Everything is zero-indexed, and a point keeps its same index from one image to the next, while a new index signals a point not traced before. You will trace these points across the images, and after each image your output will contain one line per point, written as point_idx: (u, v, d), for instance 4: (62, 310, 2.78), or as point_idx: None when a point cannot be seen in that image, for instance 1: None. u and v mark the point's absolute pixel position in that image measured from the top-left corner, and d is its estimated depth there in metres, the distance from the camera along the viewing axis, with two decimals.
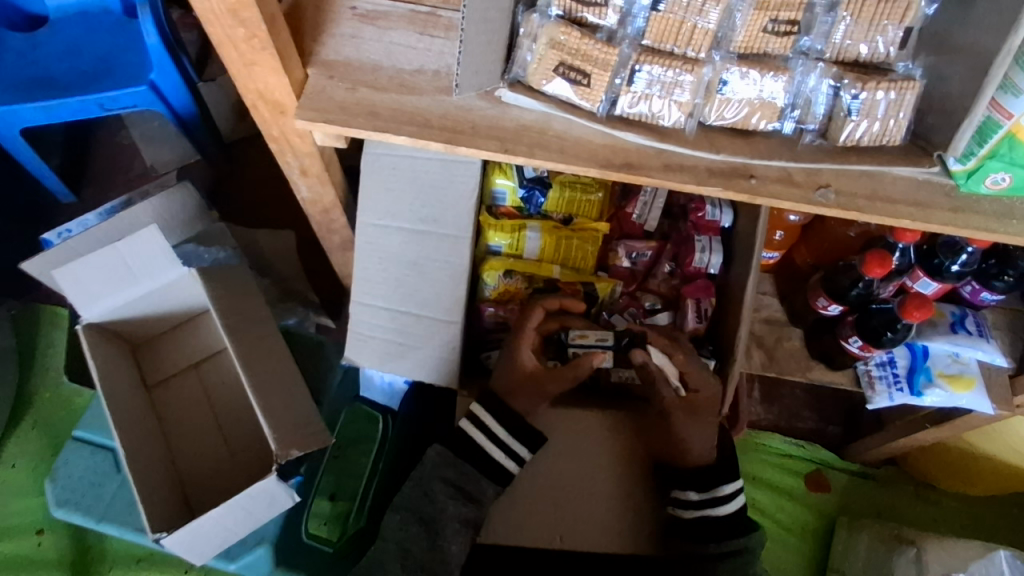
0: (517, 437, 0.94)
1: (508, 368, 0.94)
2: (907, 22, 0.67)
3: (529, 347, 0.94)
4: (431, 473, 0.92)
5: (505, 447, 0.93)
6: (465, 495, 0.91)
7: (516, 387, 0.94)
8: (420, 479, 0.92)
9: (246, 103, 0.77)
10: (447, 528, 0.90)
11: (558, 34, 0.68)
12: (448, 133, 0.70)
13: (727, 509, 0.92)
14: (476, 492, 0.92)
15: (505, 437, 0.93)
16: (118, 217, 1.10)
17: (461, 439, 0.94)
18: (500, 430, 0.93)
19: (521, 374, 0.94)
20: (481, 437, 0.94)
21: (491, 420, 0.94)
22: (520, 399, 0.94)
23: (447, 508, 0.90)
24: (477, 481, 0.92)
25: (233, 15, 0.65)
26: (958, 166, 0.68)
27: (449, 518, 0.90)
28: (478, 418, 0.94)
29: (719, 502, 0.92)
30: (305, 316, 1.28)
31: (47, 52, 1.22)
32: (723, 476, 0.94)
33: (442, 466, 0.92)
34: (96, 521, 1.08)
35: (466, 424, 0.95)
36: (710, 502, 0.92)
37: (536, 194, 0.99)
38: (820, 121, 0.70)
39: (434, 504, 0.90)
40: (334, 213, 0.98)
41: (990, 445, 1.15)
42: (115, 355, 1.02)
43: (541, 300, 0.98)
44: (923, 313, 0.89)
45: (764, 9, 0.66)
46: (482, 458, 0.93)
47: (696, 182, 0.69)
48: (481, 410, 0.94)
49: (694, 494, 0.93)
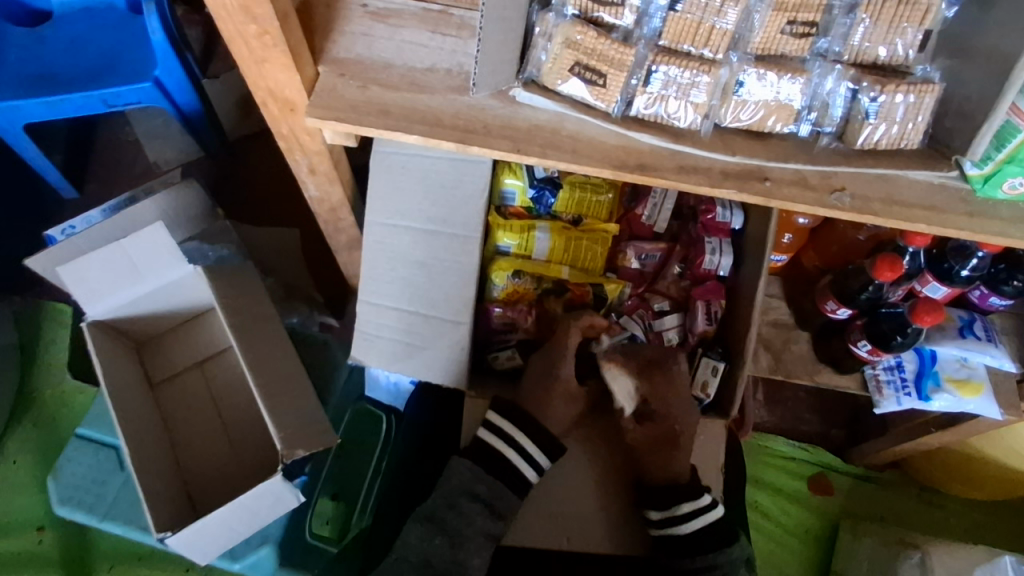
0: (542, 450, 0.94)
1: (541, 385, 0.96)
2: (926, 24, 0.67)
3: (568, 367, 0.96)
4: (460, 488, 0.90)
5: (534, 463, 0.94)
6: (494, 512, 0.90)
7: (547, 400, 0.95)
8: (446, 492, 0.90)
9: (255, 100, 0.76)
10: (470, 542, 0.88)
11: (573, 34, 0.67)
12: (460, 132, 0.70)
13: (689, 527, 0.91)
14: (504, 509, 0.91)
15: (535, 453, 0.94)
16: (122, 214, 1.09)
17: (489, 454, 0.93)
18: (530, 446, 0.93)
19: (559, 393, 0.96)
20: (513, 455, 0.93)
21: (525, 438, 0.93)
22: (551, 406, 0.96)
23: (474, 523, 0.88)
24: (506, 498, 0.91)
25: (245, 11, 0.64)
26: (975, 171, 0.67)
27: (475, 533, 0.88)
28: (510, 436, 0.93)
29: (681, 521, 0.91)
30: (309, 315, 1.26)
31: (52, 47, 1.22)
32: (682, 492, 0.92)
33: (472, 481, 0.91)
34: (99, 518, 1.08)
35: (496, 440, 0.93)
36: (671, 521, 0.92)
37: (546, 195, 0.99)
38: (837, 123, 0.69)
39: (461, 518, 0.88)
40: (341, 212, 0.97)
41: (996, 450, 1.14)
42: (119, 352, 1.02)
43: (570, 318, 0.97)
44: (933, 317, 0.88)
45: (783, 10, 0.66)
46: (512, 475, 0.92)
47: (710, 184, 0.69)
48: (511, 428, 0.93)
49: (656, 514, 0.93)
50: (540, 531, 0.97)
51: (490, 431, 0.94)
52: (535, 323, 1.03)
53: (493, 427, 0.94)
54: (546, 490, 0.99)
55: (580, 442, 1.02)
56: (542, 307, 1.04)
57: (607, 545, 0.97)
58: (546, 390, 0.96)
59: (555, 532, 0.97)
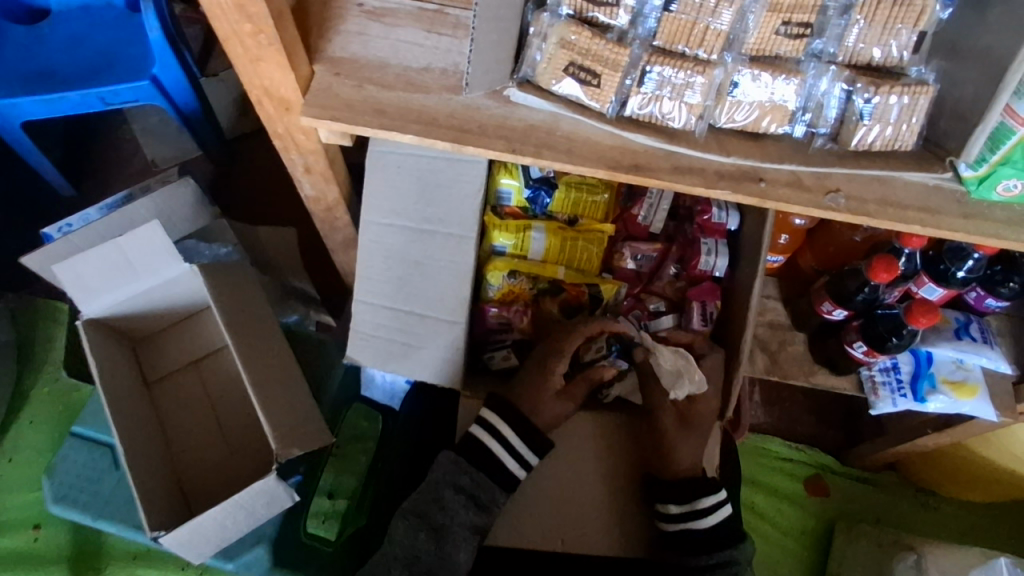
0: (528, 444, 0.94)
1: (535, 384, 0.96)
2: (921, 25, 0.66)
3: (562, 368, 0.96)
4: (445, 480, 0.91)
5: (518, 457, 0.93)
6: (477, 503, 0.90)
7: (539, 404, 0.96)
8: (431, 485, 0.91)
9: (251, 99, 0.76)
10: (454, 536, 0.88)
11: (568, 34, 0.67)
12: (455, 132, 0.70)
13: (709, 521, 0.91)
14: (487, 500, 0.91)
15: (520, 448, 0.93)
16: (118, 213, 1.09)
17: (473, 447, 0.93)
18: (515, 439, 0.93)
19: (549, 393, 0.96)
20: (496, 446, 0.92)
21: (508, 429, 0.93)
22: (540, 404, 0.96)
23: (458, 515, 0.88)
24: (489, 490, 0.91)
25: (240, 10, 0.64)
26: (970, 172, 0.67)
27: (459, 526, 0.88)
28: (494, 427, 0.93)
29: (700, 514, 0.91)
30: (307, 313, 1.26)
31: (48, 45, 1.21)
32: (705, 487, 0.93)
33: (455, 474, 0.91)
34: (94, 518, 1.07)
35: (481, 432, 0.93)
36: (690, 515, 0.91)
37: (542, 195, 0.98)
38: (831, 124, 0.69)
39: (445, 512, 0.89)
40: (337, 211, 0.97)
41: (992, 452, 1.14)
42: (115, 350, 1.01)
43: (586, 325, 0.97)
44: (929, 318, 0.88)
45: (778, 11, 0.66)
46: (495, 468, 0.92)
47: (705, 184, 0.69)
48: (497, 420, 0.93)
49: (675, 507, 0.91)
50: (536, 531, 0.97)
51: (478, 425, 0.95)
52: (530, 322, 1.04)
53: (481, 420, 0.95)
54: (542, 490, 0.98)
55: (575, 443, 1.01)
56: (537, 307, 1.04)
57: (603, 545, 0.96)
58: (539, 387, 0.96)
59: (551, 532, 0.96)
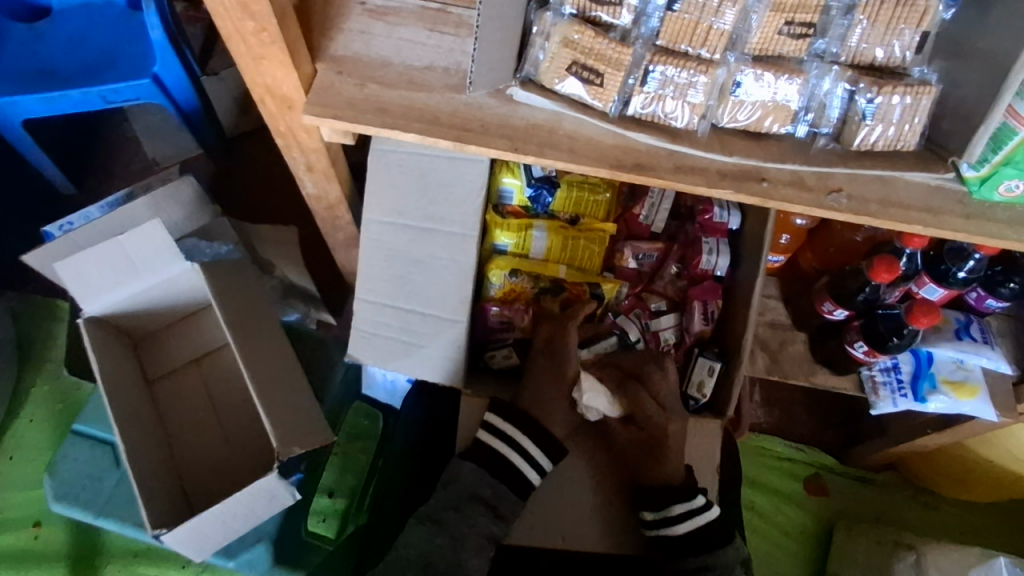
0: (544, 452, 0.95)
1: (545, 387, 0.96)
2: (923, 25, 0.67)
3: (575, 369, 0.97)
4: (466, 490, 0.90)
5: (535, 466, 0.94)
6: (497, 514, 0.90)
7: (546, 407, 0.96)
8: (451, 494, 0.90)
9: (253, 96, 0.76)
10: (471, 544, 0.87)
11: (572, 33, 0.67)
12: (458, 131, 0.70)
13: (682, 528, 0.90)
14: (509, 513, 0.91)
15: (538, 455, 0.94)
16: (120, 211, 1.09)
17: (493, 457, 0.93)
18: (534, 450, 0.94)
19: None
20: (517, 458, 0.93)
21: (528, 441, 0.93)
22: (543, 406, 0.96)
23: (477, 524, 0.88)
24: (511, 502, 0.91)
25: (243, 8, 0.64)
26: (972, 172, 0.67)
27: (476, 535, 0.88)
28: (513, 439, 0.93)
29: (672, 522, 0.91)
30: (308, 312, 1.27)
31: (49, 43, 1.21)
32: (677, 495, 0.92)
33: (477, 484, 0.91)
34: (94, 516, 1.07)
35: (501, 444, 0.93)
36: (664, 522, 0.91)
37: (543, 194, 0.99)
38: (834, 124, 0.70)
39: (464, 520, 0.88)
40: (339, 209, 0.97)
41: (992, 452, 1.14)
42: (116, 348, 1.01)
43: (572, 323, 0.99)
44: (930, 319, 0.88)
45: (781, 11, 0.66)
46: (515, 477, 0.92)
47: (707, 184, 0.68)
48: (516, 431, 0.93)
49: (650, 514, 0.92)
50: (536, 529, 0.97)
51: (494, 434, 0.94)
52: (531, 322, 1.03)
53: (495, 429, 0.94)
54: (542, 489, 0.98)
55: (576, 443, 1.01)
56: (538, 306, 1.04)
57: (602, 543, 0.97)
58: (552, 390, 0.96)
59: (551, 530, 0.97)
